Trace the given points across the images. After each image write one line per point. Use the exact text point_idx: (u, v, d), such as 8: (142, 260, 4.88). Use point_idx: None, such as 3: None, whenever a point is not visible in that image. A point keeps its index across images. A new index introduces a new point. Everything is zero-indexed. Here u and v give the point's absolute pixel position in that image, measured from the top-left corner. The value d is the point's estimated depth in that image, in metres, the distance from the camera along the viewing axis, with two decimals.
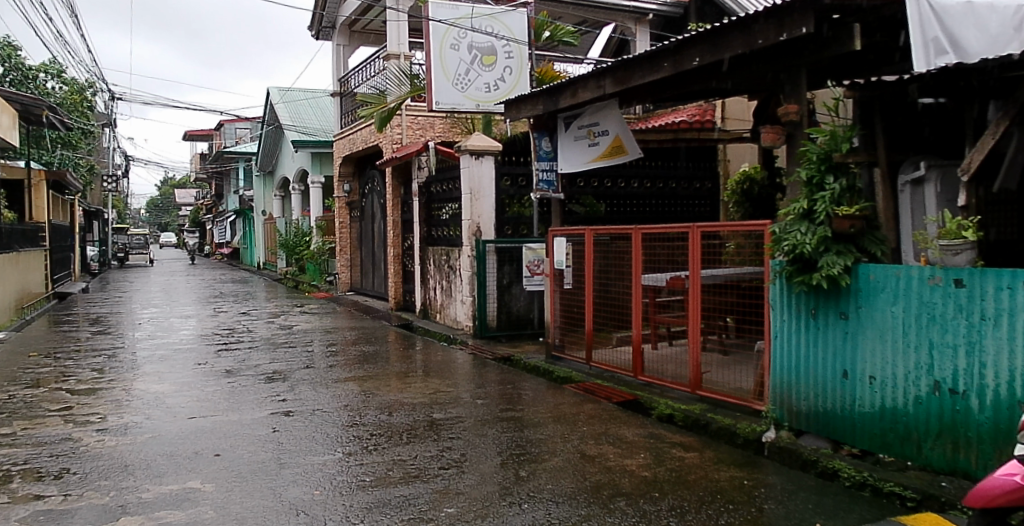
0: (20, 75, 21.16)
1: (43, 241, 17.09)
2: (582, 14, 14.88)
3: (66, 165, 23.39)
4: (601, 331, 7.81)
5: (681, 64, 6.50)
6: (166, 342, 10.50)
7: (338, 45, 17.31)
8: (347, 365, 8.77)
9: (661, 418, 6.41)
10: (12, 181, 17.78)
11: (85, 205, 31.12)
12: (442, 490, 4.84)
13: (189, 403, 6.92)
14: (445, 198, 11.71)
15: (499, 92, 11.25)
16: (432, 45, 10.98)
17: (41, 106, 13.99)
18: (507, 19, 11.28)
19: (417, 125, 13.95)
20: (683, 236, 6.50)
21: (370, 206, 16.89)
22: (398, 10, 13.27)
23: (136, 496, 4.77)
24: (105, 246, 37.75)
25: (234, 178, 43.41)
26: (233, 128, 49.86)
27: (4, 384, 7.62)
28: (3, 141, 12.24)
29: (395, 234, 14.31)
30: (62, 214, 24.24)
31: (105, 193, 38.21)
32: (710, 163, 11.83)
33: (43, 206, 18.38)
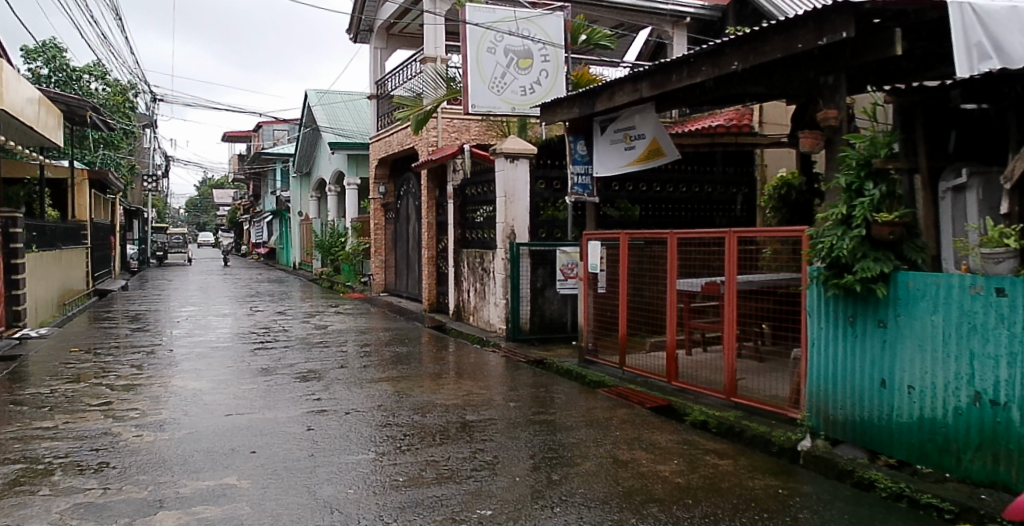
0: (65, 76, 21.68)
1: (84, 239, 17.49)
2: (617, 18, 14.87)
3: (106, 164, 23.92)
4: (634, 336, 7.76)
5: (719, 68, 6.45)
6: (204, 340, 10.64)
7: (375, 48, 17.46)
8: (381, 365, 8.82)
9: (695, 424, 6.35)
10: (56, 180, 18.17)
11: (126, 204, 31.82)
12: (475, 491, 4.85)
13: (227, 400, 7.00)
14: (479, 200, 11.72)
15: (534, 95, 11.26)
16: (469, 49, 11.06)
17: (85, 107, 14.29)
18: (544, 22, 11.20)
19: (453, 128, 14.03)
20: (719, 241, 6.44)
21: (405, 208, 16.99)
22: (436, 14, 13.38)
23: (174, 491, 4.84)
24: (144, 245, 38.60)
25: (271, 180, 44.07)
26: (271, 129, 51.06)
27: (47, 378, 7.78)
28: (48, 141, 12.53)
29: (429, 235, 14.40)
30: (103, 212, 24.80)
31: (146, 192, 39.17)
32: (747, 168, 11.73)
33: (85, 205, 18.76)
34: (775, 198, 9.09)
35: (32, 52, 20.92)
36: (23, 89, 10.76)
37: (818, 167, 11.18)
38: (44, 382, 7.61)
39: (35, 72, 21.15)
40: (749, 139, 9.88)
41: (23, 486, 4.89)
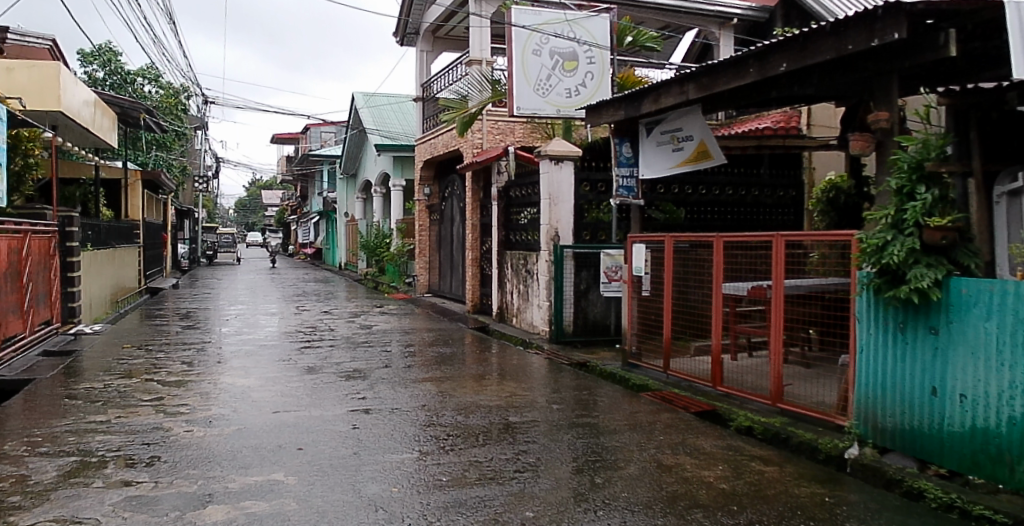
0: (120, 79, 22.30)
1: (138, 238, 17.94)
2: (662, 18, 14.77)
3: (159, 165, 24.57)
4: (679, 339, 7.68)
5: (766, 70, 6.37)
6: (252, 338, 10.81)
7: (421, 51, 17.62)
8: (425, 365, 8.88)
9: (740, 430, 6.28)
10: (110, 180, 18.67)
11: (179, 204, 32.67)
12: (517, 493, 4.85)
13: (274, 398, 7.10)
14: (523, 203, 11.70)
15: (580, 97, 11.24)
16: (514, 51, 11.08)
17: (138, 109, 14.63)
18: (590, 25, 11.24)
19: (498, 130, 14.06)
20: (766, 245, 6.36)
21: (449, 210, 17.09)
22: (481, 17, 13.45)
23: (223, 485, 4.94)
24: (195, 244, 39.51)
25: (318, 181, 44.74)
26: (320, 131, 52.25)
27: (100, 374, 7.98)
28: (103, 142, 12.87)
29: (473, 237, 14.48)
30: (155, 212, 25.45)
31: (197, 192, 40.17)
32: (795, 171, 11.55)
33: (137, 205, 19.24)
34: (823, 202, 9.09)
35: (89, 56, 21.57)
36: (80, 92, 11.09)
37: (869, 171, 10.95)
38: (98, 377, 7.81)
39: (92, 76, 21.82)
40: (797, 141, 9.68)
41: (77, 478, 5.03)
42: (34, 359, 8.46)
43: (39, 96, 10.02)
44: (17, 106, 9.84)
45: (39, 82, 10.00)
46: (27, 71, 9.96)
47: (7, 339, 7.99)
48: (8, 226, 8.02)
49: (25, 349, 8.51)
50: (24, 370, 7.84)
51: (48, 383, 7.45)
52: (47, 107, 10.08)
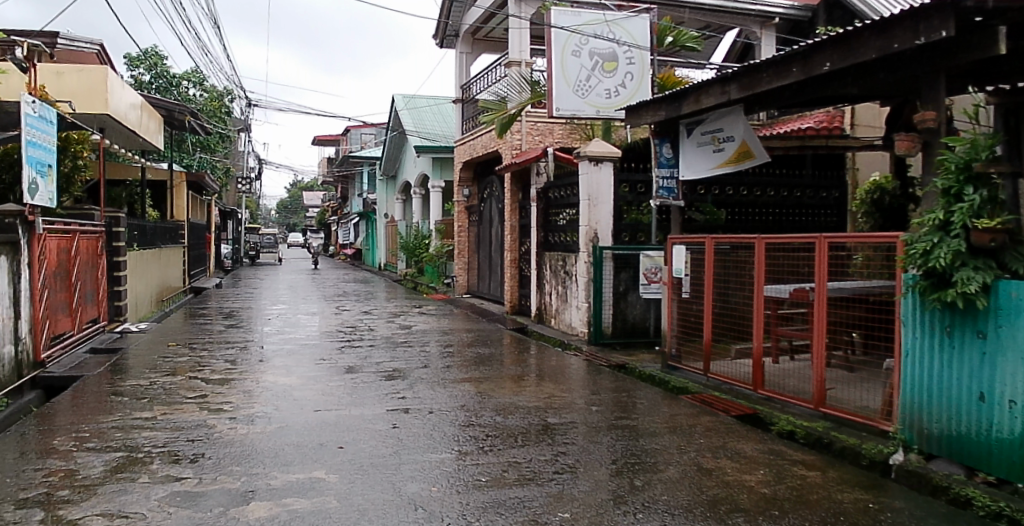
0: (165, 82, 22.80)
1: (183, 238, 18.33)
2: (704, 18, 14.64)
3: (203, 167, 25.08)
4: (720, 342, 7.60)
5: (810, 69, 6.29)
6: (294, 337, 10.94)
7: (461, 53, 17.72)
8: (464, 365, 8.92)
9: (781, 434, 6.19)
10: (157, 181, 19.09)
11: (222, 205, 33.29)
12: (557, 494, 4.84)
13: (315, 396, 7.17)
14: (562, 204, 11.68)
15: (619, 98, 11.20)
16: (554, 52, 11.06)
17: (184, 112, 14.90)
18: (629, 25, 11.19)
19: (537, 131, 14.10)
20: (809, 247, 6.26)
21: (488, 212, 17.14)
22: (521, 18, 13.48)
23: (266, 482, 5.01)
24: (238, 244, 40.24)
25: (358, 183, 45.21)
26: (360, 133, 53.14)
27: (145, 371, 8.14)
28: (149, 144, 13.12)
29: (512, 238, 14.50)
30: (199, 212, 25.96)
31: (239, 193, 40.88)
32: (838, 172, 11.37)
33: (182, 205, 19.65)
34: (868, 202, 9.13)
35: (136, 60, 22.11)
36: (127, 95, 11.32)
37: (915, 172, 10.75)
38: (144, 375, 7.98)
39: (138, 79, 22.34)
40: (840, 142, 9.68)
41: (124, 473, 5.14)
42: (83, 356, 8.67)
43: (89, 98, 10.26)
44: (68, 109, 10.07)
45: (89, 85, 10.26)
46: (78, 75, 10.23)
47: (57, 337, 8.20)
48: (58, 226, 8.22)
49: (73, 347, 8.72)
50: (72, 367, 8.04)
51: (96, 380, 7.63)
52: (95, 110, 10.32)
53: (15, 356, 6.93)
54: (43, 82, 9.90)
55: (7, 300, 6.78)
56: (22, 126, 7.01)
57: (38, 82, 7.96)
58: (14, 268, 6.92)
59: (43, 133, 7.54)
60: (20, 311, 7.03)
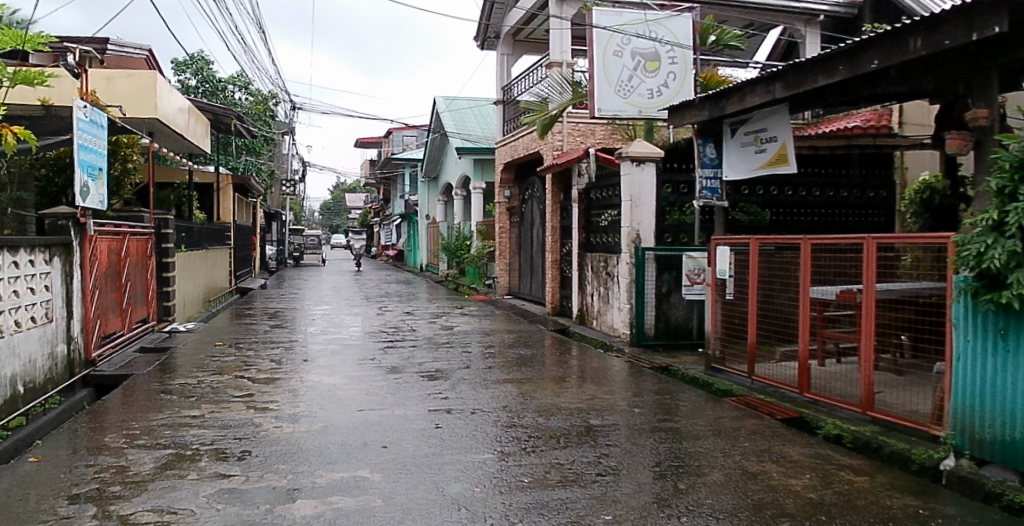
0: (211, 87, 23.31)
1: (229, 240, 18.71)
2: (747, 17, 14.48)
3: (249, 170, 25.61)
4: (764, 344, 7.48)
5: (857, 67, 6.18)
6: (337, 338, 11.07)
7: (502, 54, 17.71)
8: (506, 366, 8.93)
9: (828, 438, 6.09)
10: (203, 183, 19.50)
11: (267, 207, 33.93)
12: (600, 496, 4.83)
13: (360, 396, 7.24)
14: (604, 205, 11.65)
15: (662, 98, 11.10)
16: (596, 53, 11.04)
17: (231, 116, 15.18)
18: (672, 25, 11.16)
19: (579, 132, 14.08)
20: (856, 247, 6.13)
21: (529, 213, 17.14)
22: (562, 19, 13.53)
23: (312, 480, 5.08)
24: (283, 246, 40.97)
25: (400, 184, 45.66)
26: (402, 136, 53.80)
27: (192, 370, 8.31)
28: (196, 147, 13.36)
29: (554, 239, 14.50)
30: (245, 214, 26.49)
31: (283, 195, 41.63)
32: (885, 170, 11.16)
33: (228, 208, 20.06)
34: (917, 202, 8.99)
35: (183, 65, 22.67)
36: (176, 100, 11.57)
37: (966, 170, 10.49)
38: (191, 373, 8.15)
39: (185, 84, 22.87)
40: (888, 141, 9.68)
41: (174, 470, 5.25)
42: (132, 355, 8.89)
43: (138, 104, 10.50)
44: (118, 114, 10.33)
45: (138, 91, 10.48)
46: (127, 81, 10.47)
47: (108, 336, 8.42)
48: (109, 228, 8.43)
49: (123, 346, 8.93)
50: (122, 365, 8.23)
51: (145, 378, 7.81)
52: (144, 114, 10.55)
53: (67, 355, 7.16)
54: (94, 87, 10.16)
55: (59, 301, 7.03)
56: (75, 130, 7.20)
57: (89, 87, 8.16)
58: (65, 269, 7.15)
59: (94, 137, 7.73)
60: (71, 312, 7.27)
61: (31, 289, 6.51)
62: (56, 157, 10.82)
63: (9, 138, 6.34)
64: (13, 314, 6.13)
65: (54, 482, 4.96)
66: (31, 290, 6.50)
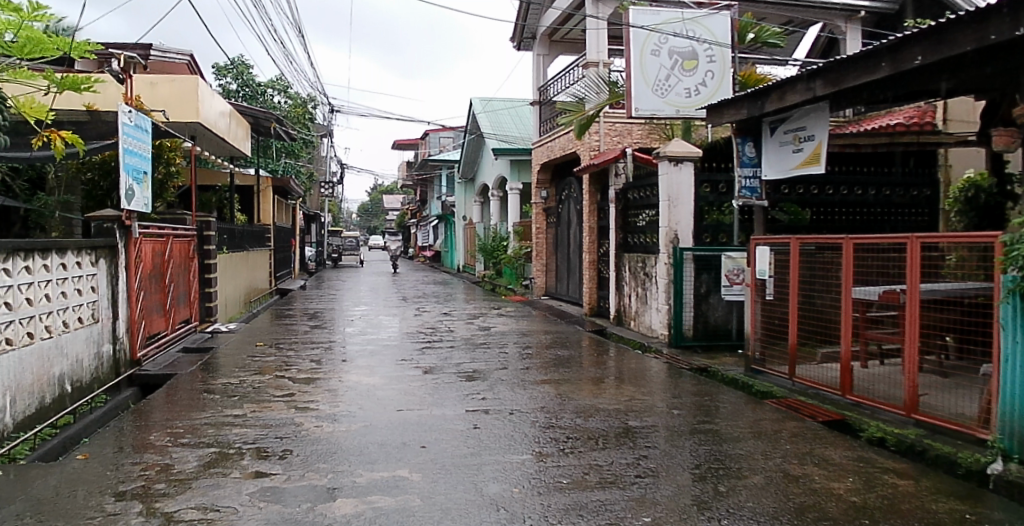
0: (251, 91, 23.75)
1: (270, 241, 19.02)
2: (785, 14, 14.29)
3: (289, 172, 26.04)
4: (806, 345, 7.39)
5: (900, 63, 6.05)
6: (376, 338, 11.18)
7: (539, 55, 17.71)
8: (544, 367, 8.93)
9: (871, 441, 6.00)
10: (244, 186, 19.85)
11: (305, 209, 34.44)
12: (639, 498, 4.81)
13: (399, 396, 7.30)
14: (642, 205, 11.60)
15: (699, 97, 11.07)
16: (633, 53, 11.02)
17: (271, 119, 15.42)
18: (710, 22, 11.03)
19: (615, 132, 14.02)
20: (899, 248, 6.02)
21: (566, 213, 17.11)
22: (599, 19, 13.57)
23: (352, 479, 5.13)
24: (322, 247, 41.51)
25: (437, 186, 45.95)
26: (438, 137, 54.14)
27: (234, 370, 8.45)
28: (237, 151, 13.57)
29: (590, 240, 14.47)
30: (285, 216, 26.94)
31: (321, 197, 42.21)
32: (929, 169, 10.91)
33: (268, 210, 20.41)
34: (962, 201, 8.80)
35: (224, 70, 23.15)
36: (217, 104, 11.77)
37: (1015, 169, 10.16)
38: (233, 373, 8.28)
39: (226, 88, 23.28)
40: (931, 137, 9.61)
41: (217, 468, 5.34)
42: (175, 355, 9.07)
43: (181, 108, 10.70)
44: (161, 118, 10.54)
45: (180, 95, 10.68)
46: (169, 85, 10.65)
47: (152, 336, 8.62)
48: (153, 230, 8.60)
49: (166, 346, 9.10)
50: (166, 365, 8.39)
51: (188, 377, 7.95)
52: (186, 118, 10.74)
53: (112, 355, 7.38)
54: (138, 93, 10.38)
55: (105, 302, 7.24)
56: (120, 135, 7.36)
57: (134, 91, 8.33)
58: (111, 271, 7.34)
59: (138, 141, 7.87)
60: (117, 312, 7.47)
61: (79, 290, 6.71)
62: (101, 161, 11.13)
63: (60, 145, 6.42)
64: (61, 315, 6.38)
65: (101, 479, 5.08)
66: (78, 291, 6.70)
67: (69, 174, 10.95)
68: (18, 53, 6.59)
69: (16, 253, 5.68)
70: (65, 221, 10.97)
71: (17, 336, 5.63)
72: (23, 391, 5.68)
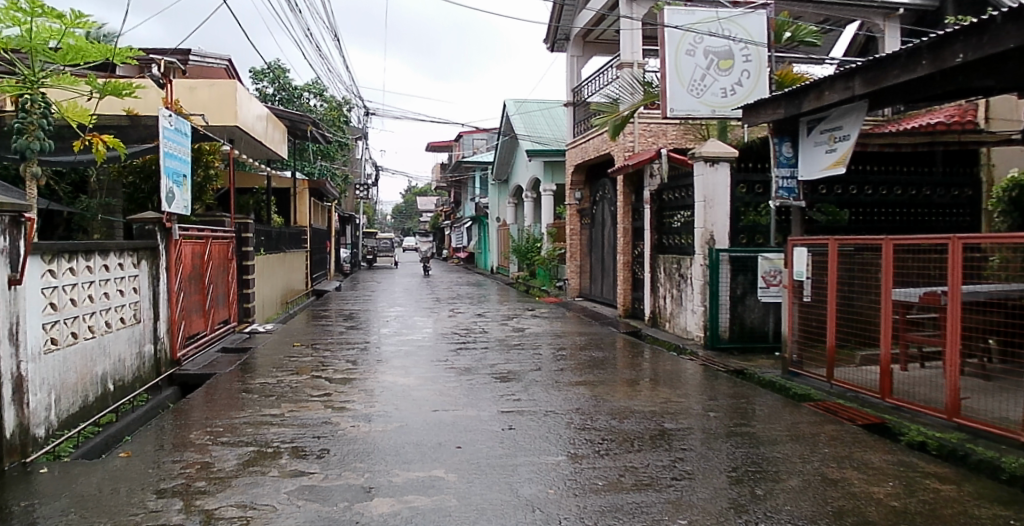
0: (288, 94, 24.11)
1: (306, 243, 19.28)
2: (822, 12, 14.14)
3: (324, 174, 26.38)
4: (844, 347, 7.32)
5: (941, 61, 5.94)
6: (411, 339, 11.28)
7: (572, 57, 17.66)
8: (578, 369, 8.93)
9: (912, 445, 5.90)
10: (281, 189, 20.16)
11: (341, 211, 34.82)
12: (675, 501, 4.80)
13: (434, 397, 7.35)
14: (677, 205, 11.55)
15: (735, 97, 10.95)
16: (668, 53, 11.00)
17: (307, 122, 15.62)
18: (745, 22, 10.91)
19: (650, 132, 13.97)
20: (940, 248, 5.93)
21: (600, 214, 17.06)
22: (633, 19, 13.49)
23: (388, 479, 5.19)
24: (357, 248, 41.93)
25: (471, 187, 46.13)
26: (471, 139, 54.38)
27: (272, 370, 8.59)
28: (274, 154, 13.73)
29: (625, 241, 14.43)
30: (321, 218, 27.30)
31: (356, 199, 42.67)
32: (971, 168, 10.71)
33: (304, 212, 20.69)
34: (1005, 201, 8.67)
35: (261, 74, 23.53)
36: (254, 107, 11.91)
37: None
38: (271, 373, 8.39)
39: (263, 92, 23.66)
40: (973, 137, 9.58)
41: (256, 467, 5.43)
42: (214, 355, 9.22)
43: (219, 111, 10.84)
44: (201, 122, 10.72)
45: (219, 99, 10.82)
46: (208, 89, 10.79)
47: (192, 336, 8.78)
48: (193, 232, 8.75)
49: (206, 346, 9.27)
50: (205, 365, 8.53)
51: (226, 377, 8.08)
52: (224, 122, 10.89)
53: (153, 354, 7.54)
54: (177, 98, 10.55)
55: (146, 303, 7.40)
56: (161, 138, 7.52)
57: (174, 96, 8.51)
58: (152, 272, 7.49)
59: (178, 145, 8.01)
60: (158, 313, 7.63)
61: (121, 291, 6.87)
62: (142, 164, 11.39)
63: (101, 148, 6.79)
64: (104, 315, 6.52)
65: (143, 477, 5.18)
66: (120, 292, 6.85)
67: (110, 178, 11.23)
68: (61, 61, 6.92)
69: (61, 254, 5.83)
70: (108, 223, 11.24)
71: (61, 336, 5.78)
72: (67, 390, 5.83)
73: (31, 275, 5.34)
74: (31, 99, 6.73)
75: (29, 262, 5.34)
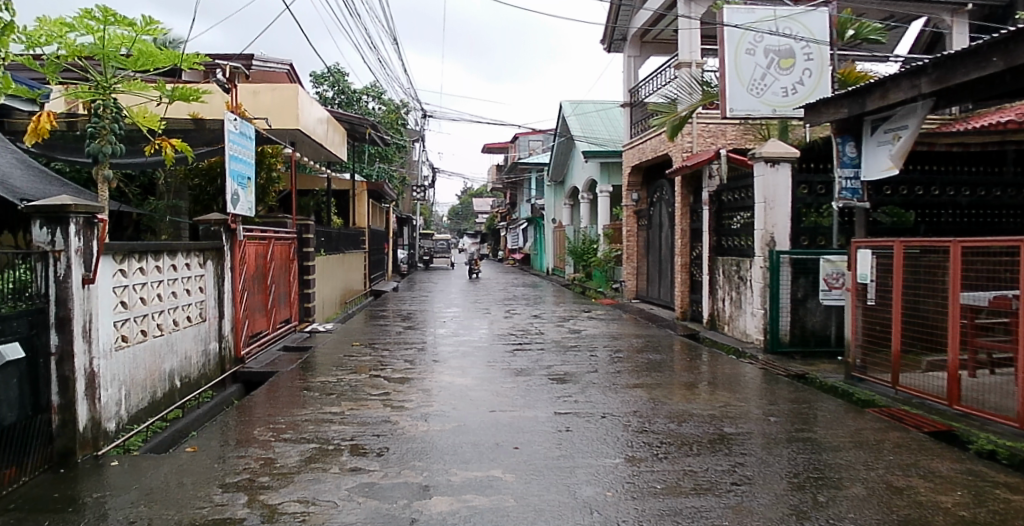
0: (347, 97, 24.53)
1: (365, 244, 19.61)
2: (886, 9, 13.81)
3: (383, 176, 26.75)
4: (909, 353, 7.15)
5: (1011, 58, 5.73)
6: (468, 340, 11.40)
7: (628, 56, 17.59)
8: (635, 371, 8.90)
9: (980, 453, 5.72)
10: (340, 191, 20.56)
11: (399, 212, 35.29)
12: (736, 506, 4.75)
13: (492, 398, 7.42)
14: (737, 207, 11.41)
15: (797, 96, 10.85)
16: (727, 52, 10.86)
17: (366, 125, 15.87)
18: (807, 20, 10.75)
19: (709, 133, 13.82)
20: (1011, 252, 5.75)
21: (657, 215, 16.93)
22: (691, 18, 13.36)
23: (446, 478, 5.26)
24: (413, 249, 42.39)
25: (527, 189, 46.20)
26: (526, 141, 54.51)
27: (332, 368, 8.78)
28: (333, 156, 14.01)
29: (683, 243, 14.30)
30: (379, 219, 27.73)
31: (414, 201, 43.19)
32: None
33: (363, 213, 21.03)
34: None
35: (322, 78, 23.98)
36: (316, 110, 12.15)
37: None
38: (332, 373, 8.57)
39: (324, 96, 24.13)
40: None
41: (317, 463, 5.56)
42: (276, 354, 9.45)
43: (282, 115, 11.10)
44: (264, 125, 10.99)
45: (281, 103, 11.08)
46: (271, 93, 11.06)
47: (255, 335, 9.02)
48: (256, 233, 9.00)
49: (268, 344, 9.51)
50: (268, 363, 8.76)
51: (288, 375, 8.27)
52: (286, 125, 11.14)
53: (217, 352, 7.79)
54: (242, 101, 10.84)
55: (210, 302, 7.62)
56: (227, 142, 7.74)
57: (237, 101, 8.74)
58: (217, 272, 7.73)
59: (242, 149, 8.25)
60: (222, 312, 7.86)
61: (188, 291, 7.11)
62: (208, 167, 11.78)
63: (169, 152, 7.01)
64: (172, 313, 6.76)
65: (209, 471, 5.36)
66: (187, 292, 7.09)
67: (178, 180, 11.60)
68: (132, 67, 7.16)
69: (132, 255, 6.05)
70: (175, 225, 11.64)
71: (132, 333, 6.00)
72: (137, 386, 6.06)
73: (104, 274, 5.57)
74: (103, 104, 6.99)
75: (102, 263, 5.56)
